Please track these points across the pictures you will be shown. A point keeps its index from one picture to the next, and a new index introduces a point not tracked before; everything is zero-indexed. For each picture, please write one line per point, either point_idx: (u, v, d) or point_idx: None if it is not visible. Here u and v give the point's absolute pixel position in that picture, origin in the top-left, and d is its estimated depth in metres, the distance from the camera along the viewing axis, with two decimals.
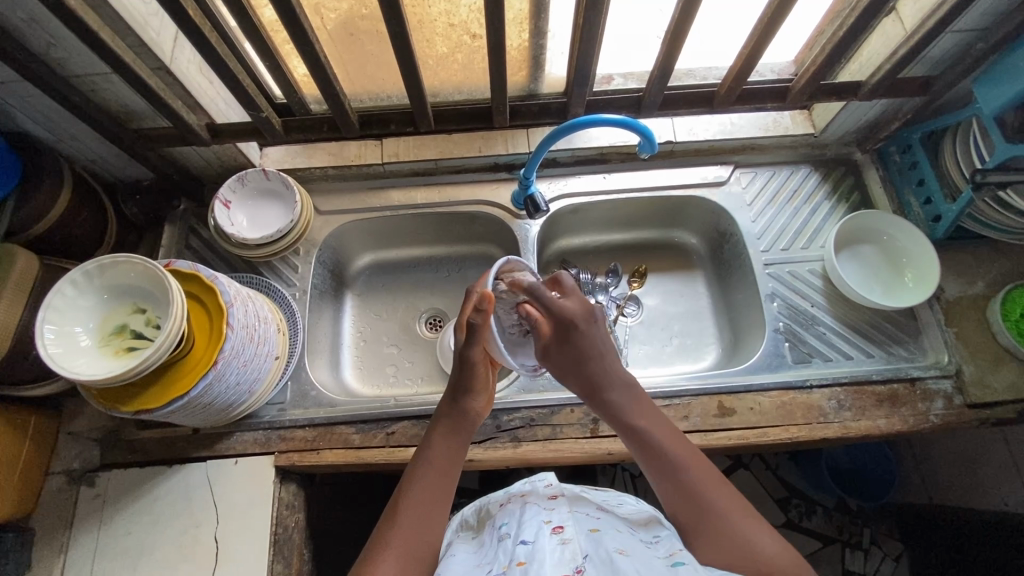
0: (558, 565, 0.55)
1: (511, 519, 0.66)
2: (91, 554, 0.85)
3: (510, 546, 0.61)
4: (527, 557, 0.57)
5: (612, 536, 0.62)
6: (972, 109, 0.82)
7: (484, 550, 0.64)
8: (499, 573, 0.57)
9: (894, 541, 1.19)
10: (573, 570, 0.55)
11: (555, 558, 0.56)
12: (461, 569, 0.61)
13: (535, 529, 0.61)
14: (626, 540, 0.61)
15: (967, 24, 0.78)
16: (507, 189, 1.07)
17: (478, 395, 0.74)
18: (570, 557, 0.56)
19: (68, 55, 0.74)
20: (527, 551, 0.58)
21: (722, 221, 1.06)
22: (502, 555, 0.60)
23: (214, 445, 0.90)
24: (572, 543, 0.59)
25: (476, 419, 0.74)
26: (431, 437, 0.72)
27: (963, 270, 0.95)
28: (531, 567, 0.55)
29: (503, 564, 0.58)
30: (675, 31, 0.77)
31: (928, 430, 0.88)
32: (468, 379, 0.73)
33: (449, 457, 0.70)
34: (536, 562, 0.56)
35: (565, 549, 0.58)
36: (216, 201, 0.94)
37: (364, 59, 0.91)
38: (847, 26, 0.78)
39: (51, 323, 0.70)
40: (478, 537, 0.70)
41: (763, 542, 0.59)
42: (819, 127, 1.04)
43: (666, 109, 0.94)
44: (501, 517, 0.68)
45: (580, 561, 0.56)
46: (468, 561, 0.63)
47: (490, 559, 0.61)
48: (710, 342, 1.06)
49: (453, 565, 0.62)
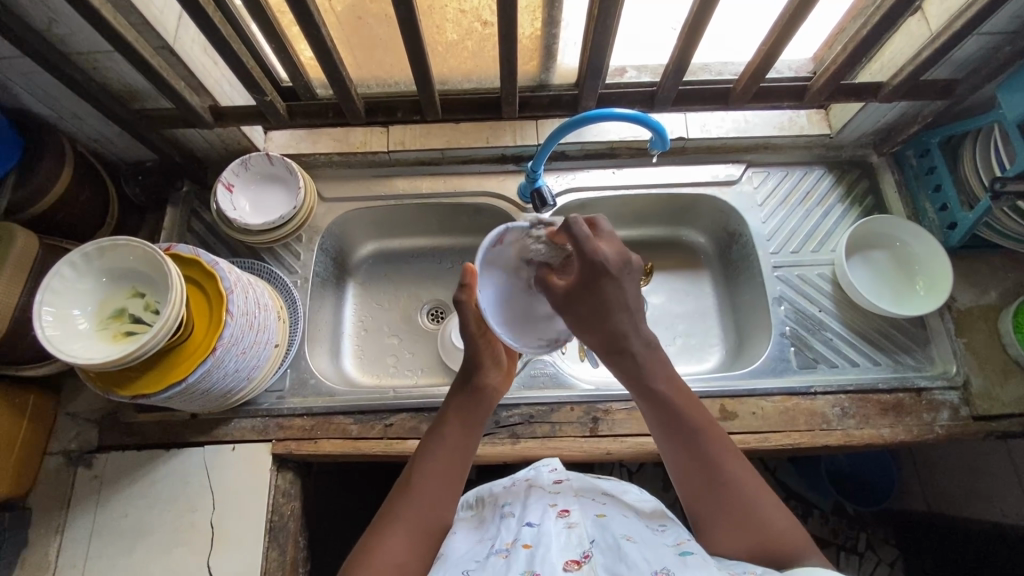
0: (565, 551, 0.55)
1: (514, 501, 0.66)
2: (88, 535, 0.85)
3: (515, 526, 0.61)
4: (533, 540, 0.57)
5: (619, 522, 0.61)
6: (994, 115, 0.80)
7: (486, 528, 0.65)
8: (503, 551, 0.57)
9: (889, 546, 1.17)
10: (581, 555, 0.55)
11: (562, 542, 0.56)
12: (467, 546, 0.62)
13: (541, 512, 0.62)
14: (633, 527, 0.61)
15: (995, 26, 0.75)
16: (513, 181, 1.05)
17: (491, 373, 0.74)
18: (576, 542, 0.56)
19: (70, 32, 0.72)
20: (533, 533, 0.58)
21: (732, 220, 1.04)
22: (506, 533, 0.60)
23: (212, 430, 0.90)
24: (579, 528, 0.59)
25: (493, 397, 0.74)
26: (445, 415, 0.71)
27: (976, 279, 0.94)
28: (538, 551, 0.55)
29: (508, 543, 0.59)
30: (692, 25, 0.75)
31: (932, 441, 0.87)
32: (477, 366, 0.74)
33: (466, 438, 0.69)
34: (542, 546, 0.55)
35: (571, 534, 0.58)
36: (218, 184, 0.93)
37: (372, 43, 0.89)
38: (870, 26, 0.76)
39: (49, 305, 0.69)
40: (478, 517, 0.70)
41: (775, 518, 0.61)
42: (835, 128, 1.01)
43: (679, 105, 0.92)
44: (504, 497, 0.69)
45: (586, 547, 0.56)
46: (471, 539, 0.64)
47: (494, 537, 0.62)
48: (714, 343, 1.05)
49: (457, 544, 0.63)
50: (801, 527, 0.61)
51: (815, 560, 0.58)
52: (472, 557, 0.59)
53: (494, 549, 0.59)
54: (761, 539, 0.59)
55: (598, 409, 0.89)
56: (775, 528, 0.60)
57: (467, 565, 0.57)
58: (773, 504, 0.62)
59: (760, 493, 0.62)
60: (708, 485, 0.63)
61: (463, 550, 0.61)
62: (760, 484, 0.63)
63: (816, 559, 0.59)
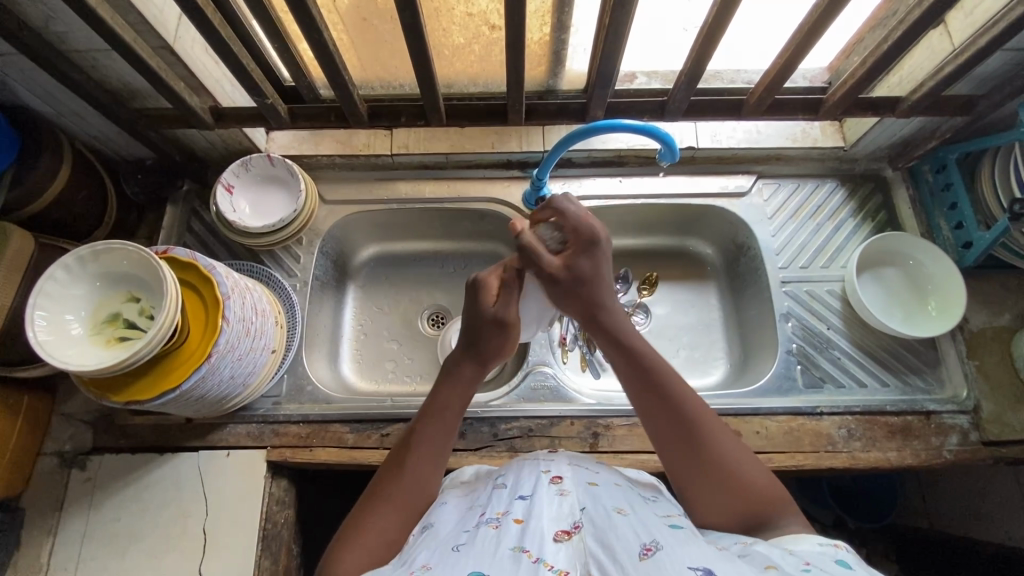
0: (557, 520, 0.53)
1: (507, 471, 0.64)
2: (80, 538, 0.84)
3: (506, 496, 0.58)
4: (524, 514, 0.54)
5: (610, 491, 0.59)
6: (1013, 134, 0.77)
7: (478, 496, 0.63)
8: (493, 519, 0.55)
9: (891, 564, 1.13)
10: (571, 526, 0.52)
11: (554, 511, 0.54)
12: (455, 516, 0.59)
13: (533, 481, 0.59)
14: (626, 496, 0.59)
15: (1022, 43, 0.72)
16: (518, 188, 1.03)
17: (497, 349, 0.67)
18: (568, 512, 0.54)
19: (68, 30, 0.70)
20: (524, 505, 0.56)
21: (741, 233, 1.02)
22: (497, 502, 0.58)
23: (207, 435, 0.89)
24: (570, 497, 0.57)
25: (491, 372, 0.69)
26: (446, 391, 0.66)
27: (989, 300, 0.91)
28: (529, 524, 0.52)
29: (498, 512, 0.57)
30: (708, 34, 0.72)
31: (940, 466, 0.85)
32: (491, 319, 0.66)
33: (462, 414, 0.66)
34: (534, 519, 0.53)
35: (562, 504, 0.55)
36: (218, 186, 0.91)
37: (377, 45, 0.87)
38: (892, 39, 0.73)
39: (41, 309, 0.68)
40: (471, 484, 0.68)
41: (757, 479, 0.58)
42: (849, 141, 0.99)
43: (691, 115, 0.89)
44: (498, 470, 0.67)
45: (577, 517, 0.54)
46: (460, 507, 0.61)
47: (483, 505, 0.60)
48: (718, 357, 1.03)
49: (446, 514, 0.60)
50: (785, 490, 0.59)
51: (795, 522, 0.56)
52: (461, 526, 0.57)
53: (483, 517, 0.56)
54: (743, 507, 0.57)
55: (599, 425, 0.87)
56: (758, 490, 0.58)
57: (456, 533, 0.55)
58: (757, 467, 0.59)
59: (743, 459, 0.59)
60: (682, 445, 0.60)
61: (453, 518, 0.59)
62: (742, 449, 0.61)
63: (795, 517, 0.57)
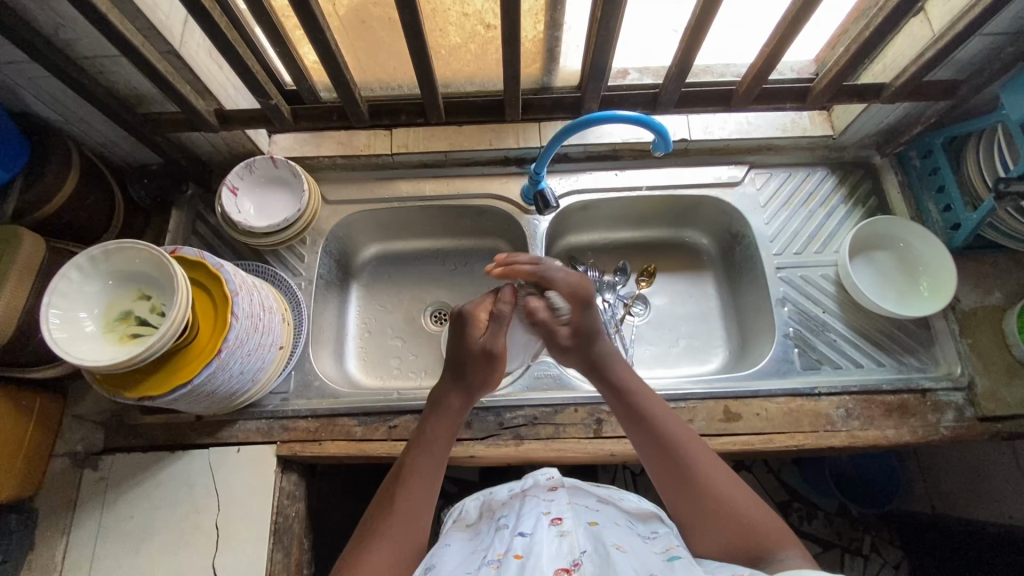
0: (557, 559, 0.55)
1: (510, 512, 0.67)
2: (94, 536, 0.85)
3: (508, 536, 0.61)
4: (524, 550, 0.56)
5: (611, 530, 0.62)
6: (994, 116, 0.80)
7: (480, 538, 0.66)
8: (495, 560, 0.57)
9: (895, 548, 1.16)
10: (571, 563, 0.54)
11: (554, 550, 0.56)
12: (458, 559, 0.62)
13: (533, 520, 0.62)
14: (625, 535, 0.61)
15: (998, 27, 0.75)
16: (517, 184, 1.05)
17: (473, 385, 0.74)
18: (567, 550, 0.56)
19: (77, 37, 0.73)
20: (525, 543, 0.58)
21: (735, 222, 1.04)
22: (499, 543, 0.60)
23: (217, 432, 0.90)
24: (571, 536, 0.58)
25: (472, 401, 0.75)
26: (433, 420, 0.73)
27: (979, 280, 0.94)
28: (529, 561, 0.54)
29: (499, 552, 0.59)
30: (696, 26, 0.74)
31: (937, 443, 0.87)
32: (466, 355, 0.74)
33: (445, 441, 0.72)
34: (534, 555, 0.55)
35: (562, 542, 0.58)
36: (223, 188, 0.94)
37: (376, 47, 0.90)
38: (874, 26, 0.76)
39: (56, 308, 0.69)
40: (476, 526, 0.71)
41: (754, 517, 0.62)
42: (838, 129, 1.01)
43: (683, 107, 0.92)
44: (501, 508, 0.69)
45: (577, 555, 0.56)
46: (464, 550, 0.64)
47: (487, 546, 0.62)
48: (718, 344, 1.05)
49: (449, 556, 0.63)
50: (784, 526, 0.62)
51: (795, 555, 0.58)
52: (465, 566, 0.59)
53: (485, 559, 0.59)
54: (740, 541, 0.61)
55: (602, 411, 0.89)
56: (754, 528, 0.61)
57: None
58: (755, 504, 0.64)
59: (742, 499, 0.64)
60: (680, 483, 0.66)
61: (457, 561, 0.61)
62: (742, 487, 0.65)
63: (794, 551, 0.59)
